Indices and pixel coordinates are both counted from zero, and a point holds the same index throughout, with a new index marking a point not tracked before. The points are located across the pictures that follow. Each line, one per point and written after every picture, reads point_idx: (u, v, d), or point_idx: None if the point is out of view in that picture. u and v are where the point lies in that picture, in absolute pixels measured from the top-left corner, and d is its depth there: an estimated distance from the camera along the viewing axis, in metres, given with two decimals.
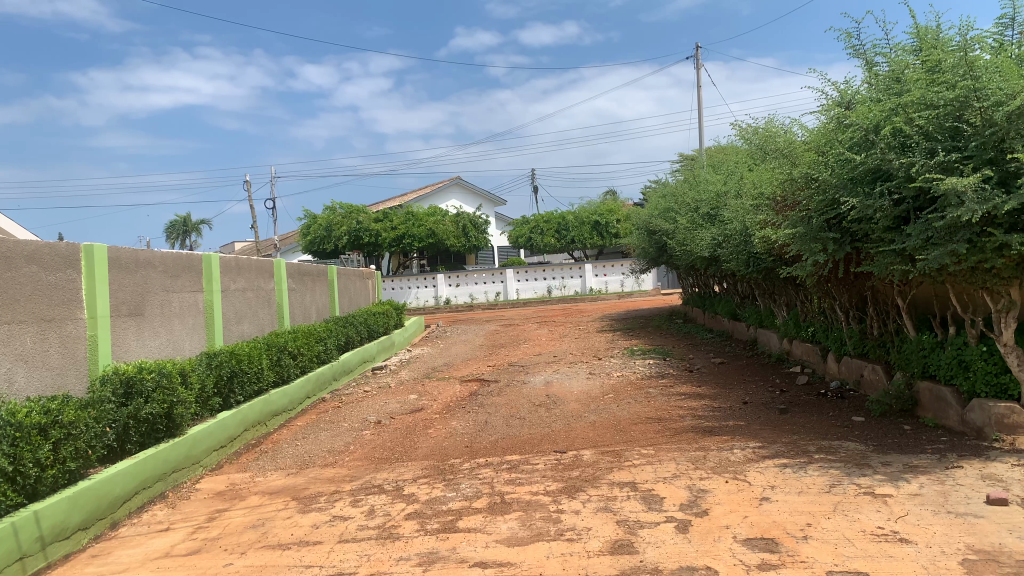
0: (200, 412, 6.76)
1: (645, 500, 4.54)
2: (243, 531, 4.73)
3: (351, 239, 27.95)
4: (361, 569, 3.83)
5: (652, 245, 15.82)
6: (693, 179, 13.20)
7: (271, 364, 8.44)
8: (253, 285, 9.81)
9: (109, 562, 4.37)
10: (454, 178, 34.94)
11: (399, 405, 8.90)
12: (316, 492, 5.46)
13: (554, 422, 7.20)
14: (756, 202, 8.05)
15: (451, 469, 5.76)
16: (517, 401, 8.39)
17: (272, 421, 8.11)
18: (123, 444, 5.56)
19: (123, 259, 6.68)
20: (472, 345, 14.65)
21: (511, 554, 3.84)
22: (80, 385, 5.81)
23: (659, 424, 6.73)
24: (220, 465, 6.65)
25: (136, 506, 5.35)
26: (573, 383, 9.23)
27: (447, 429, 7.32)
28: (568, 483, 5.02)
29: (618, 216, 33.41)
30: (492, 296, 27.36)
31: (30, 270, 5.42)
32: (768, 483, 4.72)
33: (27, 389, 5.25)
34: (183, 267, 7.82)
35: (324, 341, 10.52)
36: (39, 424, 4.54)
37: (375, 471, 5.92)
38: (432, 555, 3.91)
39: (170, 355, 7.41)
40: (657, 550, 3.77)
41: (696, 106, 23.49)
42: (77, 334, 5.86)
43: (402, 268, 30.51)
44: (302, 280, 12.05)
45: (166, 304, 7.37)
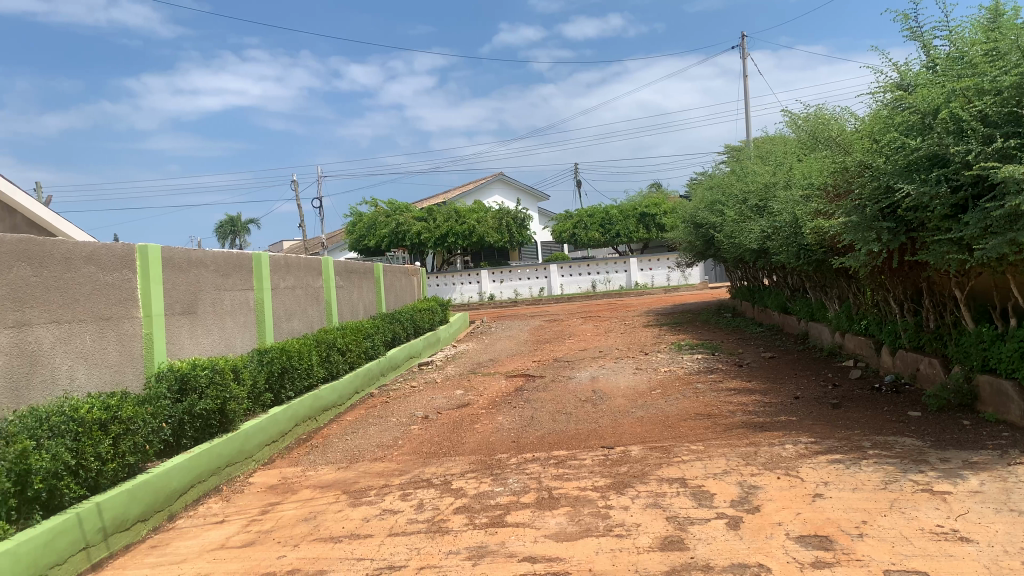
0: (253, 407, 6.90)
1: (696, 495, 4.49)
2: (296, 523, 4.81)
3: (396, 237, 28.25)
4: (411, 562, 3.87)
5: (699, 238, 15.65)
6: (740, 170, 12.97)
7: (321, 360, 8.58)
8: (303, 283, 9.99)
9: (168, 552, 4.50)
10: (495, 174, 34.87)
11: (445, 400, 8.96)
12: (366, 486, 5.53)
13: (600, 418, 7.15)
14: (807, 192, 7.91)
15: (498, 463, 5.78)
16: (563, 396, 8.39)
17: (323, 416, 8.24)
18: (178, 438, 5.71)
19: (176, 258, 6.83)
20: (518, 340, 14.70)
21: (560, 549, 3.83)
22: (138, 382, 5.98)
23: (708, 420, 6.65)
24: (272, 459, 6.79)
25: (191, 499, 5.47)
26: (619, 378, 9.17)
27: (494, 424, 7.36)
28: (616, 479, 4.99)
29: (663, 208, 32.89)
30: (536, 291, 27.29)
31: (89, 270, 5.56)
32: (821, 479, 4.63)
33: (87, 385, 5.42)
34: (235, 265, 7.98)
35: (371, 337, 10.64)
36: (100, 420, 4.69)
37: (424, 465, 5.96)
38: (482, 549, 3.93)
39: (223, 352, 7.57)
40: (707, 546, 3.73)
41: (744, 97, 22.91)
42: (134, 331, 6.03)
43: (446, 264, 30.77)
44: (349, 277, 12.19)
45: (218, 301, 7.52)
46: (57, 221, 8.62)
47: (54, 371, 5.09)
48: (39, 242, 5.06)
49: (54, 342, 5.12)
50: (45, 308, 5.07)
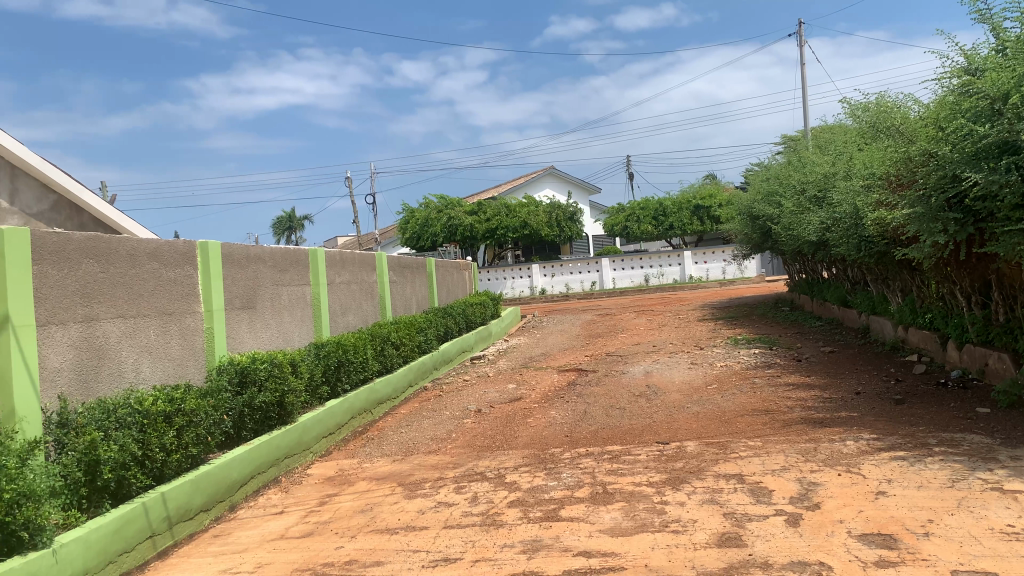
0: (310, 400, 7.03)
1: (754, 492, 4.42)
2: (353, 515, 4.88)
3: (447, 233, 28.45)
4: (466, 554, 3.89)
5: (755, 230, 15.38)
6: (799, 160, 12.68)
7: (376, 353, 8.69)
8: (358, 278, 10.13)
9: (230, 542, 4.62)
10: (546, 167, 34.77)
11: (497, 394, 8.99)
12: (421, 479, 5.58)
13: (655, 414, 7.08)
14: (869, 182, 7.70)
15: (552, 458, 5.77)
16: (617, 391, 8.34)
17: (378, 409, 8.35)
18: (239, 431, 5.85)
19: (236, 255, 6.98)
20: (570, 335, 14.67)
21: (615, 544, 3.80)
22: (199, 375, 6.16)
23: (765, 416, 6.53)
24: (329, 451, 6.91)
25: (252, 490, 5.60)
26: (673, 373, 9.07)
27: (547, 418, 7.35)
28: (672, 475, 4.94)
29: (718, 200, 32.34)
30: (588, 285, 27.17)
31: (152, 266, 5.72)
32: (884, 477, 4.51)
33: (152, 378, 5.59)
34: (292, 261, 8.13)
35: (424, 331, 10.73)
36: (164, 412, 4.83)
37: (477, 459, 5.99)
38: (536, 543, 3.93)
39: (281, 346, 7.73)
40: (766, 544, 3.66)
41: (801, 85, 22.33)
42: (196, 326, 6.19)
43: (497, 258, 30.86)
44: (402, 272, 12.31)
45: (276, 296, 7.68)
46: (122, 220, 8.87)
47: (120, 365, 5.26)
48: (105, 240, 5.22)
49: (121, 337, 5.29)
50: (111, 304, 5.23)
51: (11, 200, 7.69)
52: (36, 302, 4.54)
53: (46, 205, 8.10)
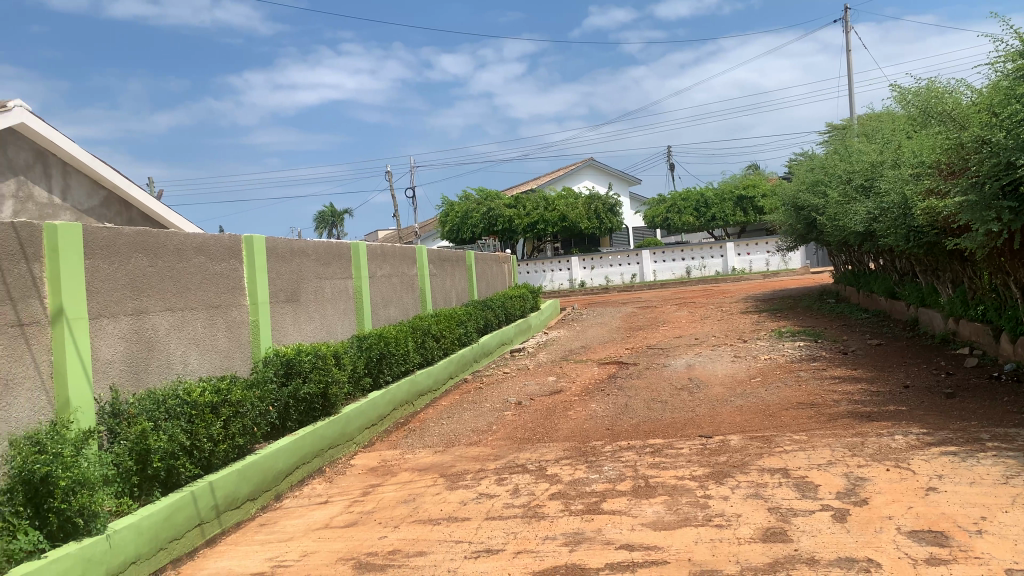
0: (353, 391, 7.11)
1: (799, 487, 4.35)
2: (396, 505, 4.93)
3: (487, 225, 28.51)
4: (509, 546, 3.90)
5: (800, 221, 15.11)
6: (845, 149, 12.42)
7: (417, 345, 8.76)
8: (399, 271, 10.20)
9: (276, 531, 4.70)
10: (585, 159, 34.60)
11: (538, 387, 8.99)
12: (462, 470, 5.61)
13: (698, 407, 7.01)
14: (919, 170, 7.51)
15: (593, 451, 5.75)
16: (658, 384, 8.28)
17: (419, 401, 8.42)
18: (284, 421, 5.95)
19: (280, 248, 7.08)
20: (610, 327, 14.61)
21: (658, 538, 3.78)
22: (245, 366, 6.27)
23: (811, 409, 6.43)
24: (372, 442, 6.99)
25: (297, 479, 5.69)
26: (716, 366, 8.97)
27: (588, 411, 7.33)
28: (715, 468, 4.89)
29: (762, 190, 31.81)
30: (628, 278, 27.00)
31: (200, 260, 5.83)
32: (935, 472, 4.41)
33: (199, 370, 5.71)
34: (335, 255, 8.22)
35: (464, 324, 10.78)
36: (211, 403, 4.92)
37: (518, 451, 6.01)
38: (578, 536, 3.92)
39: (324, 338, 7.84)
40: (812, 539, 3.61)
41: (848, 71, 21.81)
42: (241, 319, 6.30)
43: (537, 251, 30.84)
44: (442, 265, 12.37)
45: (319, 289, 7.78)
46: (169, 216, 9.05)
47: (169, 357, 5.38)
48: (154, 235, 5.32)
49: (169, 329, 5.40)
50: (160, 297, 5.35)
51: (63, 196, 7.89)
52: (89, 295, 4.66)
53: (96, 200, 8.29)
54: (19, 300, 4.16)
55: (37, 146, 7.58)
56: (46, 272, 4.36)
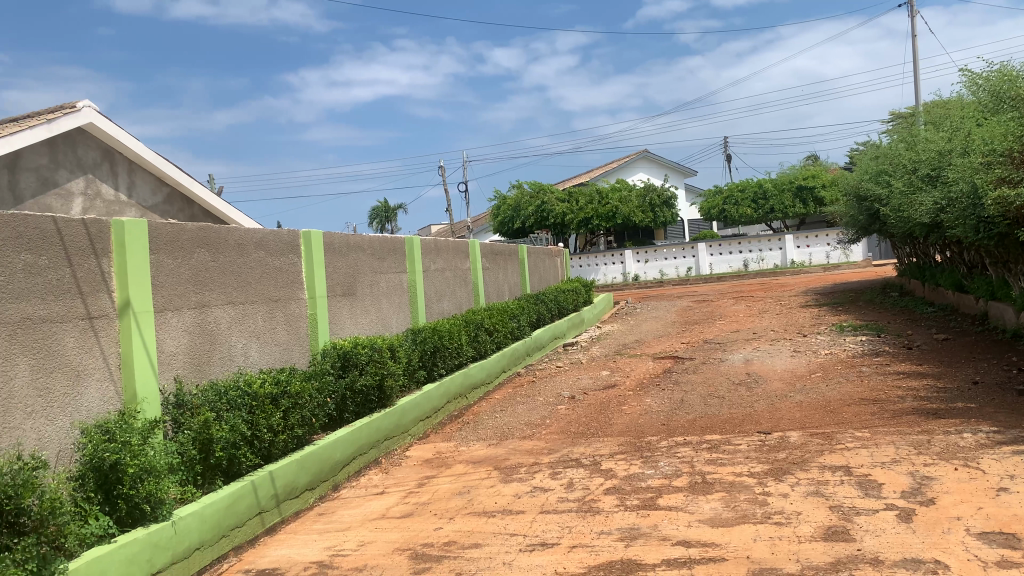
0: (408, 384, 7.19)
1: (862, 485, 4.24)
2: (451, 497, 4.97)
3: (539, 219, 28.48)
4: (563, 540, 3.90)
5: (863, 213, 14.69)
6: (910, 138, 12.03)
7: (470, 339, 8.81)
8: (452, 265, 10.26)
9: (334, 520, 4.78)
10: (639, 151, 34.26)
11: (591, 381, 8.95)
12: (516, 463, 5.62)
13: (756, 402, 6.89)
14: (989, 158, 7.23)
15: (648, 446, 5.70)
16: (715, 379, 8.16)
17: (473, 394, 8.47)
18: (341, 413, 6.04)
19: (337, 243, 7.18)
20: (665, 321, 14.46)
21: (716, 534, 3.73)
22: (304, 359, 6.39)
23: (874, 406, 6.25)
24: (427, 434, 7.05)
25: (353, 470, 5.78)
26: (775, 361, 8.80)
27: (642, 406, 7.27)
28: (774, 465, 4.80)
29: (822, 181, 30.99)
30: (683, 271, 26.70)
31: (259, 255, 5.95)
32: (1006, 472, 4.25)
33: (259, 362, 5.83)
34: (390, 249, 8.31)
35: (517, 318, 10.79)
36: (271, 395, 5.03)
37: (572, 445, 5.99)
38: (634, 531, 3.90)
39: (380, 332, 7.93)
40: (876, 539, 3.51)
41: (914, 57, 21.06)
42: (300, 312, 6.42)
43: (590, 245, 30.70)
44: (494, 259, 12.40)
45: (375, 283, 7.87)
46: (229, 211, 9.26)
47: (230, 349, 5.51)
48: (216, 230, 5.45)
49: (231, 322, 5.53)
50: (222, 291, 5.48)
51: (129, 192, 8.14)
52: (154, 289, 4.80)
53: (160, 197, 8.54)
54: (89, 294, 4.30)
55: (104, 145, 7.84)
56: (114, 267, 4.50)
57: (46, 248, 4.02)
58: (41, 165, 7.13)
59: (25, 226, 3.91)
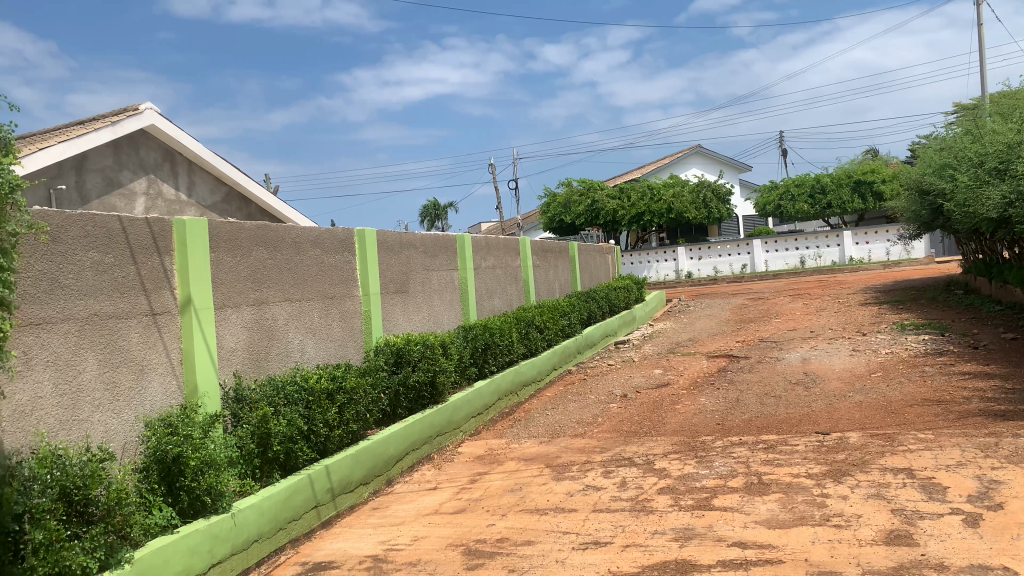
0: (460, 380, 7.23)
1: (926, 488, 4.12)
2: (503, 494, 4.98)
3: (590, 216, 28.37)
4: (617, 539, 3.88)
5: (925, 208, 14.26)
6: (977, 130, 11.62)
7: (521, 336, 8.82)
8: (502, 263, 10.28)
9: (388, 515, 4.84)
10: (691, 146, 33.83)
11: (644, 379, 8.88)
12: (568, 461, 5.61)
13: (813, 402, 6.75)
14: None
15: (703, 445, 5.63)
16: (771, 378, 8.02)
17: (524, 391, 8.48)
18: (394, 409, 6.11)
19: (390, 241, 7.26)
20: (719, 319, 14.27)
21: (773, 536, 3.67)
22: (358, 355, 6.49)
23: (938, 407, 6.07)
24: (478, 431, 7.09)
25: (407, 465, 5.84)
26: (833, 360, 8.60)
27: (696, 405, 7.18)
28: (833, 467, 4.70)
29: (882, 175, 30.16)
30: (738, 268, 26.33)
31: (315, 252, 6.05)
32: None
33: (315, 358, 5.94)
34: (441, 246, 8.37)
35: (568, 315, 10.77)
36: (327, 390, 5.11)
37: (625, 444, 5.95)
38: (689, 531, 3.85)
39: (432, 328, 8.00)
40: (941, 544, 3.41)
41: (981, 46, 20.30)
42: (354, 309, 6.51)
43: (642, 242, 30.46)
44: (545, 256, 12.39)
45: (427, 280, 7.94)
46: (285, 210, 9.44)
47: (287, 345, 5.62)
48: (274, 229, 5.55)
49: (288, 319, 5.64)
50: (279, 288, 5.58)
51: (189, 192, 8.36)
52: (214, 286, 4.91)
53: (219, 196, 8.74)
54: (152, 291, 4.43)
55: (165, 146, 8.06)
56: (176, 265, 4.62)
57: (112, 247, 4.15)
58: (106, 166, 7.37)
59: (93, 226, 4.03)
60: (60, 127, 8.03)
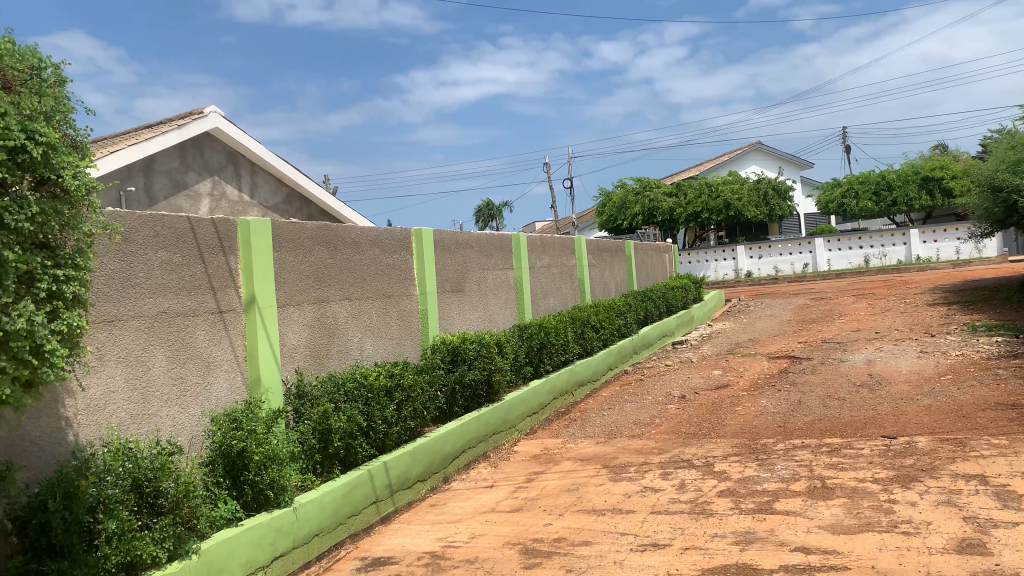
0: (515, 379, 7.25)
1: (1000, 496, 3.97)
2: (560, 494, 4.97)
3: (646, 214, 28.17)
4: (676, 541, 3.83)
5: (998, 205, 13.73)
6: None
7: (577, 335, 8.79)
8: (558, 262, 10.27)
9: (445, 512, 4.88)
10: (752, 143, 33.26)
11: (702, 380, 8.77)
12: (626, 462, 5.57)
13: (879, 405, 6.57)
14: None
15: (764, 448, 5.52)
16: (835, 380, 7.83)
17: (579, 391, 8.45)
18: (451, 406, 6.15)
19: (447, 240, 7.32)
20: (779, 319, 13.99)
21: (837, 542, 3.58)
22: (415, 353, 6.56)
23: (1013, 411, 5.83)
24: (534, 430, 7.09)
25: (463, 463, 5.88)
26: (899, 362, 8.35)
27: (757, 406, 7.06)
28: (900, 472, 4.56)
29: (951, 171, 29.15)
30: (800, 267, 25.76)
31: (374, 252, 6.12)
32: None
33: (374, 356, 6.02)
34: (497, 245, 8.40)
35: (624, 315, 10.69)
36: (385, 387, 5.18)
37: (683, 446, 5.88)
38: (750, 535, 3.79)
39: (488, 327, 8.04)
40: (1017, 554, 3.28)
41: None
42: (411, 308, 6.58)
43: (699, 240, 30.11)
44: (601, 255, 12.33)
45: (483, 280, 7.98)
46: (344, 211, 9.59)
47: (347, 343, 5.71)
48: (334, 229, 5.64)
49: (347, 317, 5.73)
50: (339, 287, 5.68)
51: (251, 193, 8.56)
52: (277, 284, 5.03)
53: (280, 197, 8.93)
54: (218, 290, 4.55)
55: (229, 148, 8.28)
56: (241, 264, 4.74)
57: (180, 247, 4.27)
58: (173, 168, 7.60)
59: (162, 226, 4.16)
60: (130, 131, 8.30)
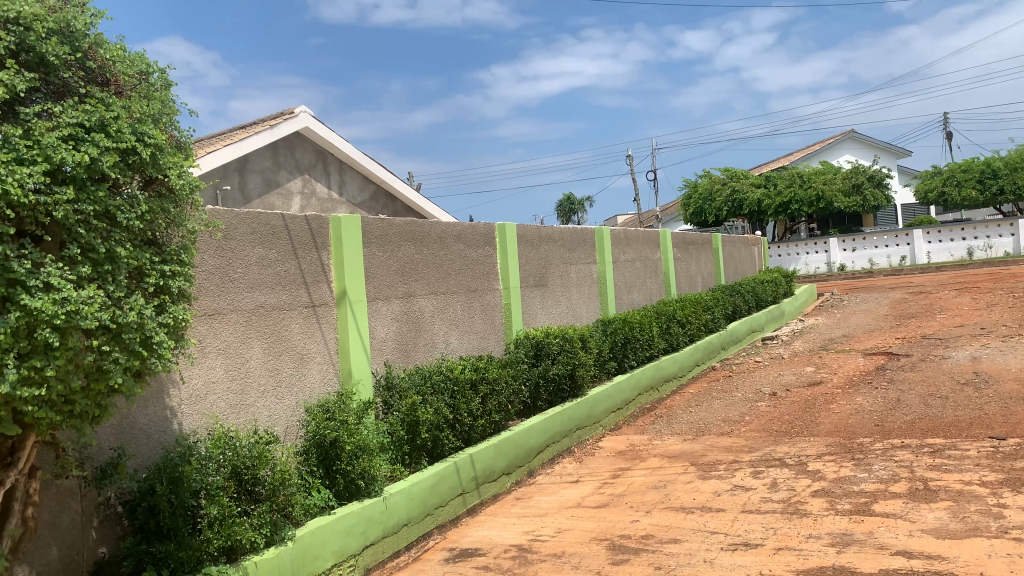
0: (599, 374, 7.21)
1: None
2: (647, 490, 4.92)
3: (733, 206, 27.63)
4: (768, 541, 3.74)
5: None
6: None
7: (661, 330, 8.67)
8: (642, 256, 10.15)
9: (531, 506, 4.89)
10: (845, 131, 32.05)
11: (794, 377, 8.52)
12: (714, 460, 5.46)
13: (987, 405, 6.23)
14: None
15: (861, 448, 5.32)
16: (937, 378, 7.46)
17: (664, 387, 8.34)
18: (535, 401, 6.16)
19: (530, 235, 7.33)
20: (877, 315, 13.44)
21: (942, 546, 3.42)
22: (499, 347, 6.62)
23: None
24: (619, 426, 7.04)
25: (547, 457, 5.88)
26: (1009, 360, 7.90)
27: (852, 405, 6.81)
28: (1011, 475, 4.32)
29: None
30: (897, 261, 24.59)
31: (459, 247, 6.19)
32: None
33: (458, 349, 6.10)
34: (580, 240, 8.36)
35: (711, 310, 10.49)
36: (470, 380, 5.23)
37: (775, 444, 5.72)
38: (847, 537, 3.66)
39: (571, 322, 8.02)
40: None
41: None
42: (495, 303, 6.63)
43: (789, 232, 29.28)
44: (687, 249, 12.13)
45: (566, 274, 7.96)
46: (429, 206, 9.74)
47: (433, 337, 5.80)
48: (421, 225, 5.72)
49: (433, 311, 5.82)
50: (426, 282, 5.77)
51: (340, 191, 8.79)
52: (367, 279, 5.14)
53: (367, 194, 9.14)
54: (312, 284, 4.68)
55: (318, 147, 8.52)
56: (332, 260, 4.86)
57: (275, 243, 4.42)
58: (266, 167, 7.88)
59: (258, 223, 4.30)
60: (227, 132, 8.65)
